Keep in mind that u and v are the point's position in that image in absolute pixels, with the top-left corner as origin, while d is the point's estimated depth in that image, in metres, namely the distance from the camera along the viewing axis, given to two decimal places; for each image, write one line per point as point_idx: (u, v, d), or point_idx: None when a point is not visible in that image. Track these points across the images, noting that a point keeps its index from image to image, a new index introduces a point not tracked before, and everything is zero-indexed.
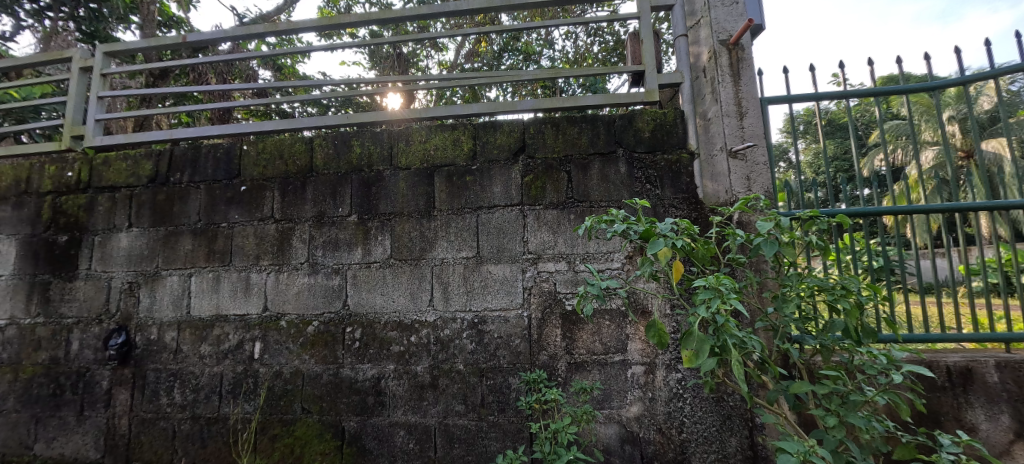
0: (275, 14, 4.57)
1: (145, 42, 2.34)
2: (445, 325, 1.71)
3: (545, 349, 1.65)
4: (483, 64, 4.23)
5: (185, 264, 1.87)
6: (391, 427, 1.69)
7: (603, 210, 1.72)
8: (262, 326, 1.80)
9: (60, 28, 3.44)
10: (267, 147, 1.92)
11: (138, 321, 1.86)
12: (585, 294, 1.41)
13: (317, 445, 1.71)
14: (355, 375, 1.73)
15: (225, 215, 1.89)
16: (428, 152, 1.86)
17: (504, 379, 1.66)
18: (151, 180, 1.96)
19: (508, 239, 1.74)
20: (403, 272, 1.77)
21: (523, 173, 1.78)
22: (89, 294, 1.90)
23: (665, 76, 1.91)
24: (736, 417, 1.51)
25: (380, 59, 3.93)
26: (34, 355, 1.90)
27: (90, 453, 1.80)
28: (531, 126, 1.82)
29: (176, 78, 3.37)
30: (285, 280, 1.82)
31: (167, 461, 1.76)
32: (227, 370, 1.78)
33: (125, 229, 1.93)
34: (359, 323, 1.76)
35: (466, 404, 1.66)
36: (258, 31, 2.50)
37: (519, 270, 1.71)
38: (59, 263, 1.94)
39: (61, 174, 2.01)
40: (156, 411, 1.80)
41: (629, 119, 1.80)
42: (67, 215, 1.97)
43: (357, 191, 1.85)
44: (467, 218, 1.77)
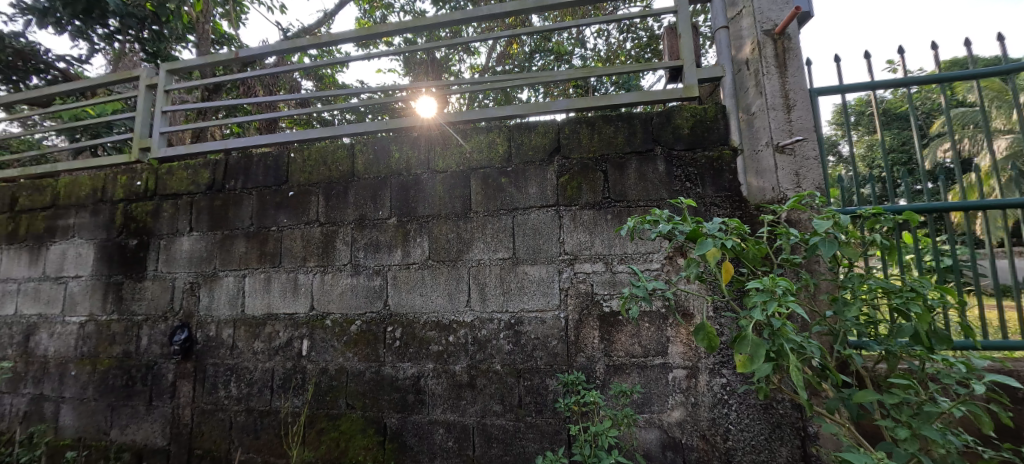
0: (316, 27, 4.80)
1: (201, 60, 2.51)
2: (482, 325, 1.73)
3: (582, 351, 1.63)
4: (515, 66, 4.25)
5: (240, 265, 1.99)
6: (430, 425, 1.72)
7: (642, 210, 1.68)
8: (309, 324, 1.88)
9: (128, 49, 3.75)
10: (311, 155, 2.01)
11: (198, 319, 2.00)
12: (627, 295, 1.38)
13: (360, 440, 1.77)
14: (396, 373, 1.78)
15: (275, 219, 2.00)
16: (464, 155, 1.89)
17: (541, 380, 1.65)
18: (209, 188, 2.10)
19: (543, 240, 1.74)
20: (441, 273, 1.80)
21: (558, 173, 1.77)
22: (156, 294, 2.06)
23: (705, 70, 1.84)
24: (787, 425, 1.44)
25: (414, 65, 4.04)
26: (110, 349, 2.08)
27: (158, 440, 1.95)
28: (566, 126, 1.81)
29: (228, 91, 3.60)
30: (330, 281, 1.89)
31: (225, 451, 1.88)
32: (278, 366, 1.88)
33: (187, 234, 2.07)
34: (399, 322, 1.81)
35: (504, 404, 1.67)
36: (302, 44, 2.62)
37: (555, 271, 1.70)
38: (130, 265, 2.11)
39: (131, 184, 2.18)
40: (215, 402, 1.92)
41: (667, 115, 1.75)
42: (136, 221, 2.15)
43: (396, 194, 1.91)
44: (503, 220, 1.78)
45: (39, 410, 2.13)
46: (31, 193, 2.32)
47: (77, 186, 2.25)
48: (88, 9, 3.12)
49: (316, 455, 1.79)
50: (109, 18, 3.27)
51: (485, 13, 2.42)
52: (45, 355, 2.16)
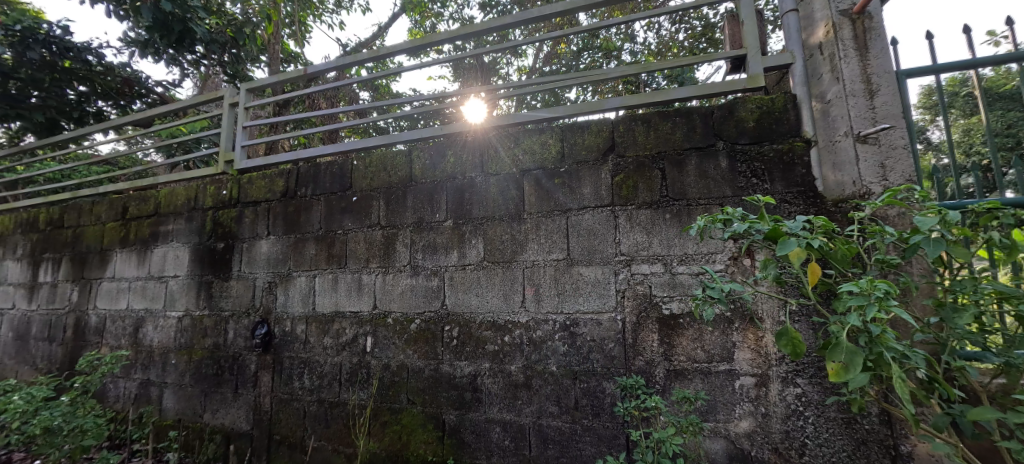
0: (371, 40, 5.07)
1: (275, 78, 2.73)
2: (537, 326, 1.74)
3: (641, 355, 1.58)
4: (562, 65, 4.24)
5: (310, 267, 2.14)
6: (487, 423, 1.75)
7: (702, 209, 1.61)
8: (373, 322, 1.99)
9: (211, 72, 4.18)
10: (373, 161, 2.13)
11: (275, 316, 2.17)
12: (696, 297, 1.31)
13: (421, 434, 1.84)
14: (454, 371, 1.83)
15: (340, 223, 2.13)
16: (517, 156, 1.90)
17: (598, 383, 1.63)
18: (283, 195, 2.28)
19: (599, 241, 1.71)
20: (496, 274, 1.83)
21: (612, 173, 1.74)
22: (240, 292, 2.27)
23: (771, 58, 1.73)
24: (875, 442, 1.30)
25: (463, 71, 4.14)
26: (202, 341, 2.32)
27: (243, 424, 2.15)
28: (621, 124, 1.77)
29: (295, 105, 3.89)
30: (391, 281, 1.99)
31: (300, 438, 2.03)
32: (345, 361, 2.00)
33: (265, 237, 2.27)
34: (456, 322, 1.86)
35: (560, 406, 1.66)
36: (361, 58, 2.78)
37: (611, 272, 1.67)
38: (218, 266, 2.35)
39: (218, 193, 2.42)
40: (290, 393, 2.08)
41: (730, 108, 1.66)
42: (223, 226, 2.38)
43: (451, 197, 1.97)
44: (557, 220, 1.78)
45: (146, 393, 2.42)
46: (138, 202, 2.64)
47: (174, 195, 2.53)
48: (180, 38, 3.51)
49: (381, 446, 1.88)
50: (197, 45, 3.65)
51: (533, 15, 2.43)
52: (151, 345, 2.45)
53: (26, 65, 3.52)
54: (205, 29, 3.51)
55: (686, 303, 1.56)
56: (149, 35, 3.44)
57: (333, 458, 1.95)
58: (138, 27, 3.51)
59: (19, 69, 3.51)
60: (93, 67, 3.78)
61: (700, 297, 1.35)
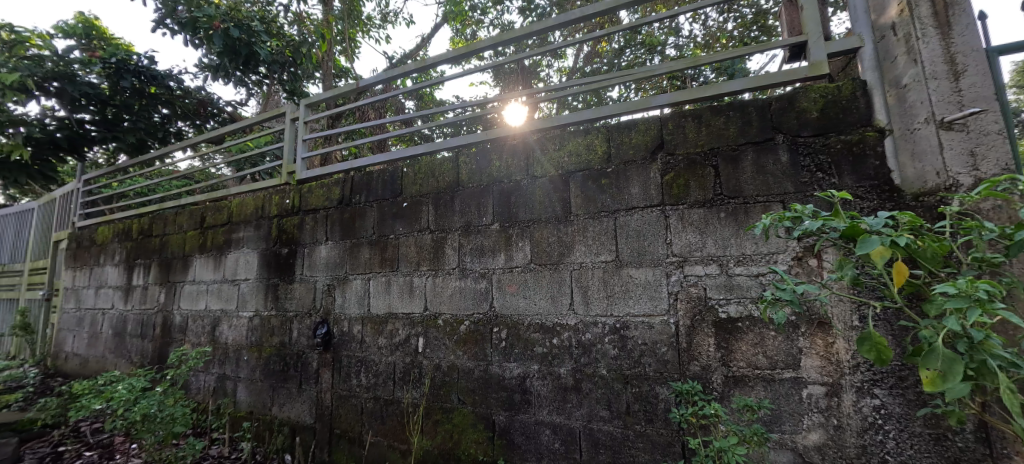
0: (415, 51, 5.27)
1: (330, 92, 2.91)
2: (587, 329, 1.72)
3: (696, 359, 1.52)
4: (604, 64, 4.19)
5: (366, 270, 2.25)
6: (537, 425, 1.75)
7: (761, 206, 1.52)
8: (424, 323, 2.05)
9: (272, 90, 4.51)
10: (421, 168, 2.21)
11: (334, 316, 2.31)
12: (763, 299, 1.24)
13: (472, 434, 1.87)
14: (503, 373, 1.85)
15: (392, 228, 2.22)
16: (563, 158, 1.90)
17: (650, 388, 1.58)
18: (339, 202, 2.41)
19: (649, 242, 1.67)
20: (544, 276, 1.83)
21: (662, 171, 1.69)
22: (303, 294, 2.43)
23: (837, 42, 1.61)
24: (971, 462, 1.17)
25: (504, 76, 4.20)
26: (270, 340, 2.50)
27: (306, 418, 2.29)
28: (670, 121, 1.72)
29: (347, 118, 4.12)
30: (440, 283, 2.05)
31: (358, 433, 2.13)
32: (399, 360, 2.08)
33: (324, 243, 2.41)
34: (504, 324, 1.88)
35: (611, 410, 1.63)
36: (409, 69, 2.90)
37: (663, 274, 1.62)
38: (283, 269, 2.53)
39: (282, 202, 2.61)
40: (349, 389, 2.19)
41: (790, 99, 1.56)
42: (286, 233, 2.55)
43: (498, 200, 1.99)
44: (605, 222, 1.75)
45: (223, 386, 2.65)
46: (213, 212, 2.90)
47: (244, 205, 2.76)
48: (246, 61, 3.84)
49: (433, 444, 1.94)
50: (260, 66, 3.97)
51: (574, 17, 2.41)
52: (226, 342, 2.67)
53: (120, 93, 3.99)
54: (267, 51, 3.83)
55: (746, 306, 1.48)
56: (220, 60, 3.79)
57: (389, 453, 2.03)
58: (210, 54, 3.87)
59: (115, 97, 3.98)
60: (175, 91, 4.20)
61: (767, 299, 1.27)
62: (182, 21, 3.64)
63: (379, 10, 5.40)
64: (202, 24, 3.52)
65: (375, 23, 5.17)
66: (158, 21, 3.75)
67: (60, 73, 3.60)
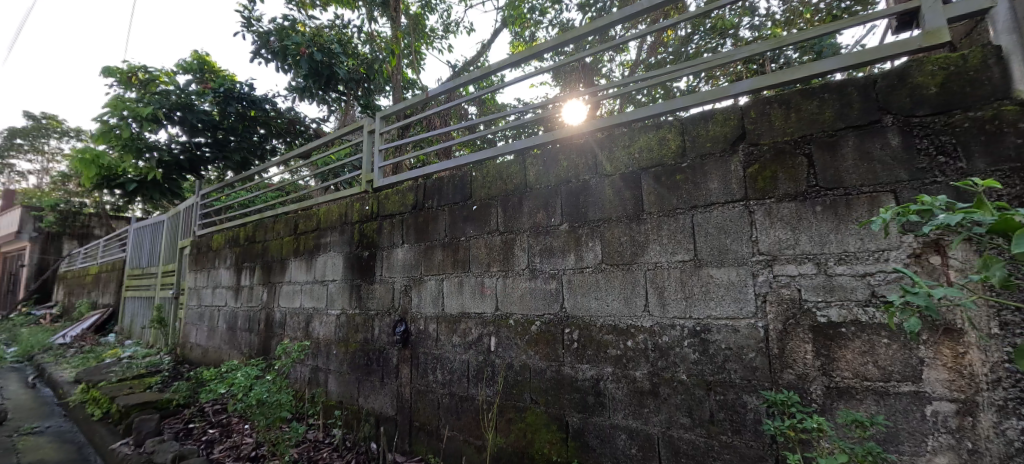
0: (477, 58, 5.43)
1: (402, 104, 3.10)
2: (664, 331, 1.65)
3: (790, 367, 1.39)
4: (669, 54, 4.01)
5: (439, 271, 2.36)
6: (612, 429, 1.72)
7: (867, 197, 1.34)
8: (496, 323, 2.11)
9: (349, 105, 4.91)
10: (489, 172, 2.27)
11: (411, 315, 2.45)
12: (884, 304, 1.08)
13: (545, 434, 1.88)
14: (576, 374, 1.84)
15: (463, 230, 2.31)
16: (632, 155, 1.84)
17: (737, 396, 1.47)
18: (413, 207, 2.56)
19: (731, 239, 1.55)
20: (616, 277, 1.79)
21: (744, 164, 1.57)
22: (383, 294, 2.61)
23: (961, 4, 1.38)
24: None
25: (565, 75, 4.18)
26: (355, 336, 2.71)
27: (388, 409, 2.46)
28: (752, 108, 1.59)
29: (416, 127, 4.36)
30: (511, 284, 2.08)
31: (435, 426, 2.24)
32: (472, 359, 2.16)
33: (400, 246, 2.57)
34: (576, 325, 1.87)
35: (692, 418, 1.55)
36: (473, 76, 2.99)
37: (748, 274, 1.50)
38: (364, 271, 2.73)
39: (362, 208, 2.83)
40: (426, 385, 2.31)
41: (900, 74, 1.37)
42: (367, 237, 2.76)
43: (567, 201, 1.99)
44: (680, 220, 1.67)
45: (316, 377, 2.93)
46: (304, 219, 3.22)
47: (330, 212, 3.02)
48: (327, 81, 4.25)
49: (507, 442, 1.98)
50: (339, 84, 4.34)
51: (639, 9, 2.32)
52: (318, 337, 2.95)
53: (227, 117, 4.58)
54: (345, 70, 4.25)
55: (851, 310, 1.31)
56: (305, 82, 4.22)
57: (465, 448, 2.11)
58: (297, 77, 4.31)
59: (223, 121, 4.57)
60: (269, 112, 4.84)
61: (892, 302, 1.04)
62: (274, 50, 4.11)
63: (441, 21, 5.63)
64: (291, 51, 3.97)
65: (438, 34, 5.41)
66: (255, 52, 4.24)
67: (181, 103, 4.21)
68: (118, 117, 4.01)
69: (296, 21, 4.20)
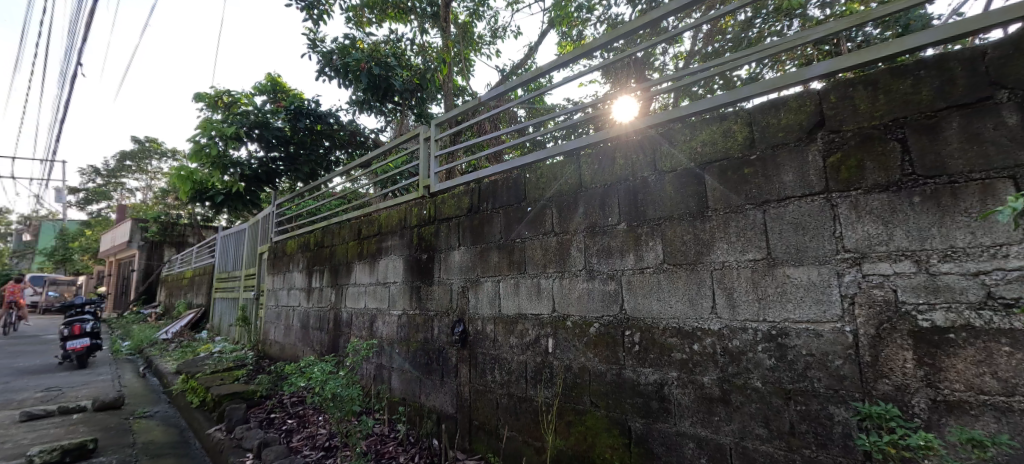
0: (524, 61, 5.48)
1: (455, 110, 3.19)
2: (734, 335, 1.55)
3: (886, 377, 1.24)
4: (727, 43, 3.80)
5: (496, 273, 2.40)
6: (679, 437, 1.64)
7: (979, 185, 1.16)
8: (553, 324, 2.10)
9: (404, 115, 5.15)
10: (543, 173, 2.27)
11: (468, 316, 2.51)
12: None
13: (606, 438, 1.84)
14: (638, 378, 1.78)
15: (518, 232, 2.33)
16: (694, 150, 1.76)
17: (822, 406, 1.34)
18: (469, 211, 2.62)
19: (810, 236, 1.42)
20: (679, 278, 1.72)
21: (824, 153, 1.43)
22: (441, 295, 2.70)
23: None
24: None
25: (615, 72, 4.10)
26: (415, 336, 2.83)
27: (448, 407, 2.54)
28: (831, 93, 1.45)
29: (467, 132, 4.48)
30: (568, 285, 2.07)
31: (494, 426, 2.28)
32: (530, 360, 2.17)
33: (457, 248, 2.64)
34: (637, 327, 1.81)
35: (770, 428, 1.44)
36: (524, 79, 3.01)
37: (832, 274, 1.36)
38: (423, 273, 2.84)
39: (420, 213, 2.94)
40: (485, 385, 2.36)
41: (1018, 43, 1.17)
42: (426, 240, 2.87)
43: (624, 200, 1.94)
44: (750, 216, 1.56)
45: (381, 374, 3.10)
46: (367, 225, 3.41)
47: (391, 217, 3.18)
48: (384, 93, 4.52)
49: (567, 445, 1.96)
50: (395, 96, 4.59)
51: None
52: (382, 336, 3.12)
53: (297, 132, 5.06)
54: (400, 82, 4.49)
55: (960, 314, 1.15)
56: (365, 95, 4.56)
57: (524, 449, 2.12)
58: (356, 91, 4.61)
59: (293, 136, 5.02)
60: (333, 125, 5.29)
61: None
62: (336, 68, 4.42)
63: (489, 27, 5.76)
64: (352, 67, 4.27)
65: (486, 40, 5.53)
66: (319, 70, 4.58)
67: (259, 122, 4.68)
68: (207, 137, 4.51)
69: (356, 39, 4.50)
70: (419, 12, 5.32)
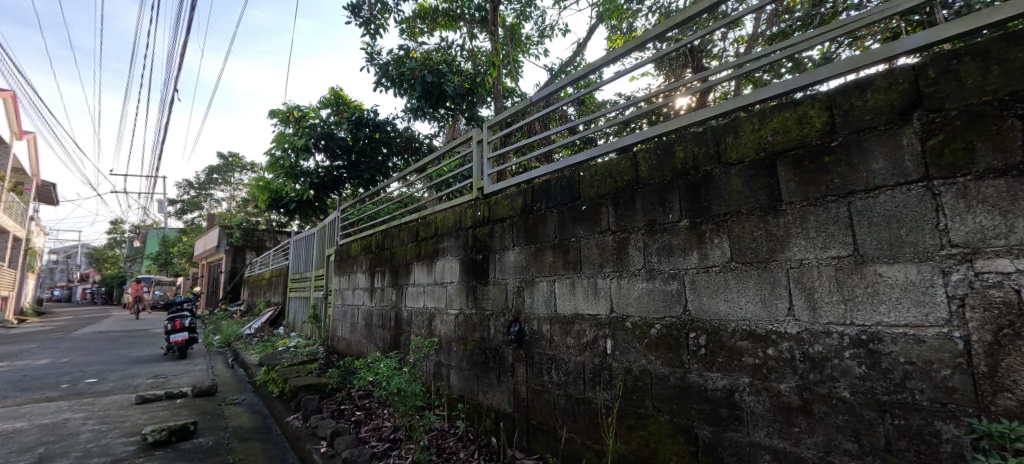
0: (573, 58, 5.43)
1: (507, 112, 3.22)
2: (815, 340, 1.42)
3: (1007, 392, 1.05)
4: (796, 21, 3.51)
5: (551, 273, 2.40)
6: (752, 447, 1.54)
7: None
8: (612, 325, 2.06)
9: (455, 119, 5.32)
10: (598, 171, 2.23)
11: (524, 315, 2.53)
12: None
13: (671, 445, 1.77)
14: (705, 383, 1.69)
15: (573, 231, 2.31)
16: (764, 140, 1.64)
17: (925, 422, 1.18)
18: (522, 210, 2.64)
19: (906, 229, 1.25)
20: (749, 277, 1.61)
21: (921, 135, 1.25)
22: (496, 294, 2.74)
23: None
24: None
25: (669, 63, 3.95)
26: (472, 335, 2.90)
27: (506, 406, 2.57)
28: (929, 67, 1.27)
29: (518, 133, 4.52)
30: (626, 285, 2.02)
31: (552, 426, 2.28)
32: (588, 361, 2.14)
33: (512, 249, 2.67)
34: (703, 329, 1.73)
35: (861, 444, 1.30)
36: (575, 76, 2.97)
37: (935, 272, 1.18)
38: (479, 273, 2.91)
39: (474, 214, 3.01)
40: (542, 385, 2.36)
41: None
42: (480, 241, 2.93)
43: (686, 196, 1.85)
44: (831, 209, 1.41)
45: (440, 372, 3.21)
46: (424, 227, 3.56)
47: (446, 219, 3.29)
48: (437, 99, 4.71)
49: (629, 449, 1.91)
50: (446, 101, 4.77)
51: None
52: (441, 334, 3.23)
53: (358, 141, 5.43)
54: (452, 87, 4.65)
55: None
56: (419, 103, 4.77)
57: (583, 451, 2.10)
58: (410, 99, 4.85)
59: (355, 145, 5.38)
60: (390, 133, 5.62)
61: None
62: (392, 78, 4.66)
63: (536, 27, 5.78)
64: (407, 76, 4.52)
65: (534, 40, 5.56)
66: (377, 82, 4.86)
67: (325, 133, 5.13)
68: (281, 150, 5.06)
69: (409, 49, 4.71)
70: (468, 18, 5.46)
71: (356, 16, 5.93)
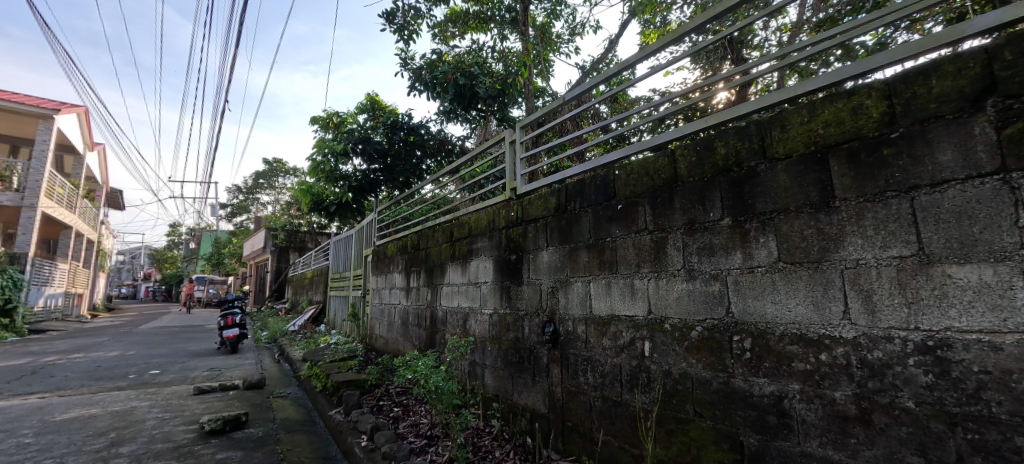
0: (605, 55, 5.35)
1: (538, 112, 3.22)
2: (874, 346, 1.32)
3: None
4: (847, 5, 3.30)
5: (586, 273, 2.38)
6: (804, 458, 1.46)
7: None
8: (649, 326, 2.02)
9: (486, 121, 5.38)
10: (634, 169, 2.19)
11: (559, 316, 2.52)
12: None
13: (713, 452, 1.71)
14: (750, 389, 1.63)
15: (609, 231, 2.28)
16: (814, 133, 1.55)
17: (1004, 437, 1.07)
18: (555, 210, 2.63)
19: (979, 225, 1.14)
20: (799, 278, 1.53)
21: (996, 122, 1.14)
22: (530, 294, 2.75)
23: None
24: None
25: (706, 55, 3.81)
26: (506, 334, 2.92)
27: (540, 406, 2.58)
28: (1005, 47, 1.15)
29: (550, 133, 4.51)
30: (665, 286, 1.98)
31: (589, 428, 2.26)
32: (625, 363, 2.11)
33: (545, 249, 2.67)
34: (748, 332, 1.66)
35: (928, 459, 1.20)
36: (608, 74, 2.92)
37: (1015, 272, 1.07)
38: (513, 273, 2.93)
39: (507, 215, 3.03)
40: (578, 386, 2.34)
41: None
42: (514, 241, 2.94)
43: (728, 193, 1.78)
44: (891, 205, 1.32)
45: (475, 370, 3.26)
46: (458, 228, 3.61)
47: (480, 220, 3.33)
48: (469, 101, 4.78)
49: (669, 455, 1.86)
50: (477, 103, 4.82)
51: None
52: (475, 334, 3.28)
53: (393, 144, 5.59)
54: (484, 89, 4.71)
55: None
56: (451, 105, 4.86)
57: (621, 455, 2.07)
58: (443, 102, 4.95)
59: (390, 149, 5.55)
60: (423, 136, 5.75)
61: None
62: (426, 82, 4.77)
63: (567, 25, 5.74)
64: (439, 79, 4.62)
65: (564, 38, 5.52)
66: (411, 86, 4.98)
67: (362, 138, 5.33)
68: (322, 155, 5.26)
69: (442, 53, 4.81)
70: (498, 19, 5.50)
71: (390, 23, 6.10)
